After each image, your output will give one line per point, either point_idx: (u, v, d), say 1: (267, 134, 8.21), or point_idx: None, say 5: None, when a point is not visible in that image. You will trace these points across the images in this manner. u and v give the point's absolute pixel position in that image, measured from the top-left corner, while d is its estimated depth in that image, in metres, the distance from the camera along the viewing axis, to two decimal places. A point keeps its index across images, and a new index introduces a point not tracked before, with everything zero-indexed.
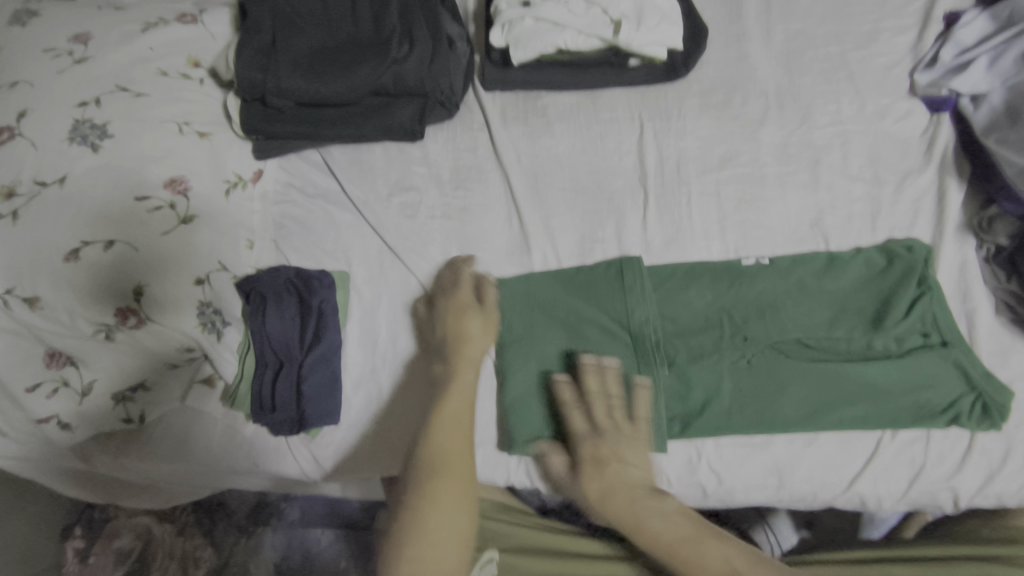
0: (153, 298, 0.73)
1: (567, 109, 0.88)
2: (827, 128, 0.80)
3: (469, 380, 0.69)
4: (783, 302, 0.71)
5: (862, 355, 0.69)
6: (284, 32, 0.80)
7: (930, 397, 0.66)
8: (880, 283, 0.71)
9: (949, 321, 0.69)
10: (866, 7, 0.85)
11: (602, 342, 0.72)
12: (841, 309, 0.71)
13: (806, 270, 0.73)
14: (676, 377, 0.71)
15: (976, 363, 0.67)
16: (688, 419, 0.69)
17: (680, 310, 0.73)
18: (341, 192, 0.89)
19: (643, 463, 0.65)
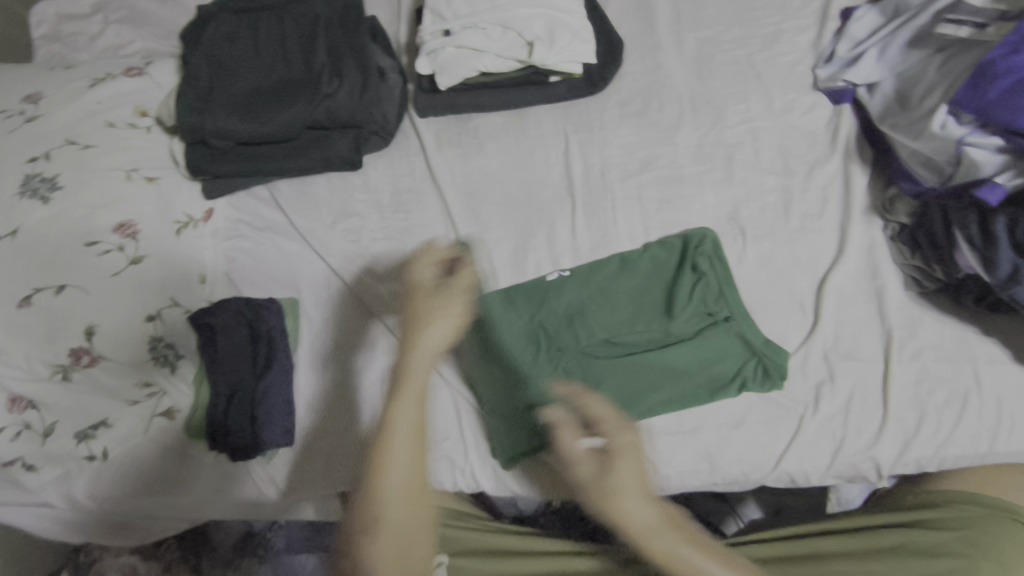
0: (105, 337, 0.76)
1: (496, 128, 0.92)
2: (738, 126, 0.85)
3: (407, 412, 0.51)
4: (589, 307, 0.77)
5: (663, 341, 0.74)
6: (221, 78, 0.86)
7: (720, 369, 0.72)
8: (665, 275, 0.78)
9: (736, 298, 0.75)
10: (769, 10, 0.90)
11: (441, 356, 0.78)
12: (637, 304, 0.76)
13: (603, 275, 0.79)
14: (506, 394, 0.74)
15: (754, 335, 0.73)
16: (519, 429, 0.73)
17: (503, 333, 0.77)
18: (288, 224, 0.93)
19: (626, 451, 0.50)
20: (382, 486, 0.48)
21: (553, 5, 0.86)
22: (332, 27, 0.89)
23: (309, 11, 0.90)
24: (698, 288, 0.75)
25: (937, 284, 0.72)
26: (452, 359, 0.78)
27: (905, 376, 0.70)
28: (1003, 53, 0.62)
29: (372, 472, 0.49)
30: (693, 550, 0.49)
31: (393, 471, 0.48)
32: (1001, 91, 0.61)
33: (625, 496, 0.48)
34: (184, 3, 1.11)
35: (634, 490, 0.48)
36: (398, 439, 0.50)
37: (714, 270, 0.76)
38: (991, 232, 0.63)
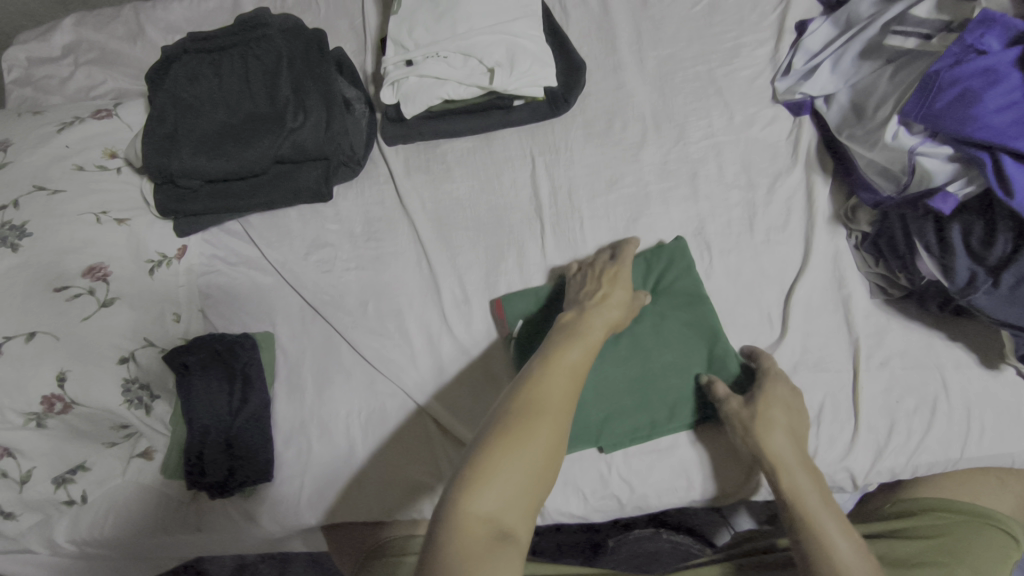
0: (77, 382, 0.75)
1: (464, 154, 0.93)
2: (701, 141, 0.85)
3: (573, 356, 0.60)
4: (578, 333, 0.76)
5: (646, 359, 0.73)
6: (185, 118, 0.86)
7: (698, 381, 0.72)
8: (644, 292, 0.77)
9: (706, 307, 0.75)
10: (728, 25, 0.91)
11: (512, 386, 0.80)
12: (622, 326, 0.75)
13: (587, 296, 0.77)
14: None
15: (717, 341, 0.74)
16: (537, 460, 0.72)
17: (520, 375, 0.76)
18: (262, 257, 0.94)
19: (800, 421, 0.67)
20: (519, 443, 0.51)
21: (512, 30, 0.87)
22: (295, 62, 0.89)
23: (272, 48, 0.89)
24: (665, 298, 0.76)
25: (902, 292, 0.72)
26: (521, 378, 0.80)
27: (875, 385, 0.70)
28: (945, 65, 0.63)
29: (519, 428, 0.52)
30: (817, 497, 0.60)
31: (543, 432, 0.52)
32: (946, 102, 0.62)
33: (770, 438, 0.64)
34: (153, 41, 1.12)
35: (781, 435, 0.64)
36: (546, 407, 0.54)
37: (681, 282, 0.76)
38: (948, 242, 0.64)
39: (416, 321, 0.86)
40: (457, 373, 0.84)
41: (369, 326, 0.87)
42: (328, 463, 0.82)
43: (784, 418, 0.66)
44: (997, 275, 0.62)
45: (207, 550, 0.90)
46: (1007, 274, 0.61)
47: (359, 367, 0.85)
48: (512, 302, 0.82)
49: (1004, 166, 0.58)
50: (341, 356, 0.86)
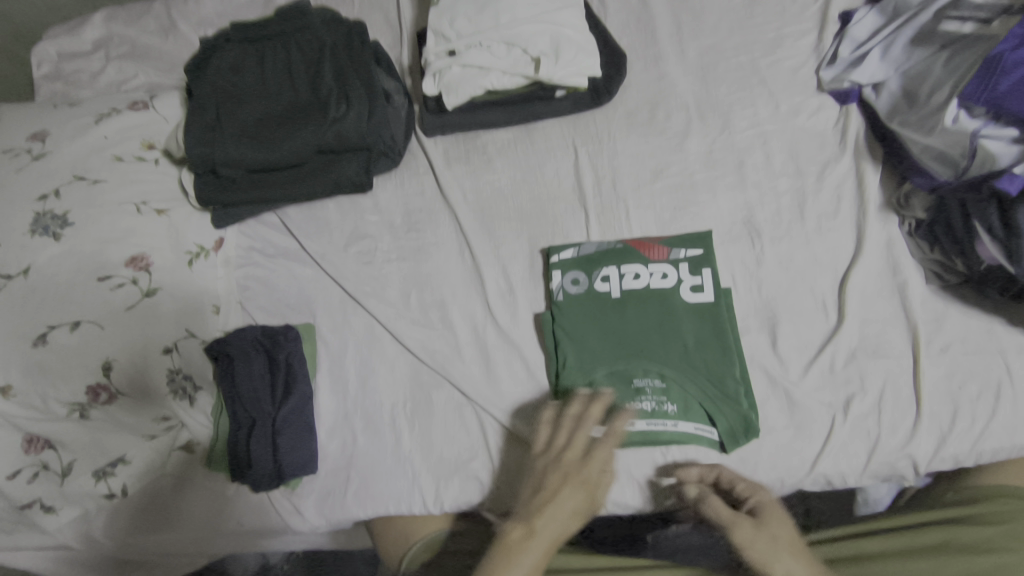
0: (123, 371, 0.75)
1: (505, 145, 0.92)
2: (746, 131, 0.85)
3: (531, 557, 0.59)
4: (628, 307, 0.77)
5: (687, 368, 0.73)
6: (227, 106, 0.85)
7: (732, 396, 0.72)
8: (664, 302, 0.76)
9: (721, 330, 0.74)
10: (770, 16, 0.91)
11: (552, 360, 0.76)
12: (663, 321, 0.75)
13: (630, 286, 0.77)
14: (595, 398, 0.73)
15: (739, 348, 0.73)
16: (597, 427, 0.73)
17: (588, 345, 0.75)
18: (301, 249, 0.93)
19: (790, 538, 0.61)
20: None
21: (556, 20, 0.87)
22: (337, 52, 0.89)
23: (315, 38, 0.89)
24: (691, 316, 0.75)
25: (958, 278, 0.72)
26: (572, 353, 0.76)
27: (936, 372, 0.70)
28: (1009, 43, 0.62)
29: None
30: None
31: None
32: (1012, 84, 0.62)
33: (778, 560, 0.59)
34: (185, 35, 1.11)
35: (783, 553, 0.59)
36: None
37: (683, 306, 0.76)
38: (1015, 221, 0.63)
39: (460, 313, 0.85)
40: (502, 364, 0.82)
41: (412, 317, 0.86)
42: (376, 456, 0.81)
43: (787, 555, 0.59)
44: None
45: (246, 543, 0.88)
46: None
47: (404, 358, 0.85)
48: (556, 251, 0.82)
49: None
50: (384, 348, 0.85)
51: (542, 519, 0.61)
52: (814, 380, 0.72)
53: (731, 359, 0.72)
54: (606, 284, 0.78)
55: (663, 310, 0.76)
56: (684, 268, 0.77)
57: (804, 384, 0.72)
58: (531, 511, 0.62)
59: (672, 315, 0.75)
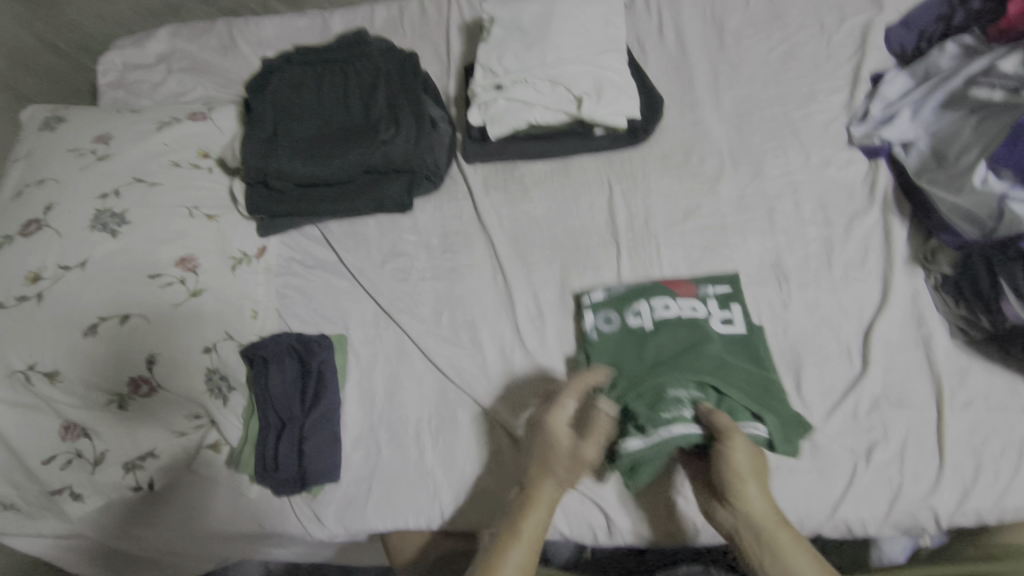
0: (165, 365, 0.77)
1: (542, 176, 0.96)
2: (777, 179, 0.88)
3: (531, 522, 0.65)
4: (661, 335, 0.77)
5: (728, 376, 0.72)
6: (284, 123, 0.90)
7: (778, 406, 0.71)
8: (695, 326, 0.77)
9: (756, 350, 0.76)
10: (803, 72, 0.95)
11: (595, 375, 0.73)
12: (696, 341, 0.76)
13: (663, 316, 0.79)
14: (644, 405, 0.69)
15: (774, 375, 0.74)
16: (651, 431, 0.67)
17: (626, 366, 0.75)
18: (340, 262, 0.96)
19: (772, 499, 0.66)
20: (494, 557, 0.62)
21: (600, 63, 0.92)
22: (391, 79, 0.94)
23: (372, 65, 0.95)
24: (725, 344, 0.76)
25: (983, 334, 0.74)
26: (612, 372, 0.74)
27: (959, 425, 0.71)
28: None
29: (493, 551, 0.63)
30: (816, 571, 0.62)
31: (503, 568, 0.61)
32: None
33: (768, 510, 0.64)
34: (244, 54, 1.18)
35: (767, 510, 0.64)
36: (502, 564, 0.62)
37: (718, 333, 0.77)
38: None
39: (490, 334, 0.87)
40: (527, 387, 0.84)
41: (442, 335, 0.88)
42: (397, 470, 0.82)
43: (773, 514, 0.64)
44: None
45: (262, 547, 0.89)
46: None
47: (432, 375, 0.86)
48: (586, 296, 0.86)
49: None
50: (413, 363, 0.88)
51: (542, 485, 0.67)
52: (836, 424, 0.73)
53: (768, 372, 0.74)
54: (638, 318, 0.80)
55: (696, 333, 0.77)
56: (713, 303, 0.80)
57: (827, 427, 0.73)
58: (529, 478, 0.68)
59: (706, 337, 0.76)
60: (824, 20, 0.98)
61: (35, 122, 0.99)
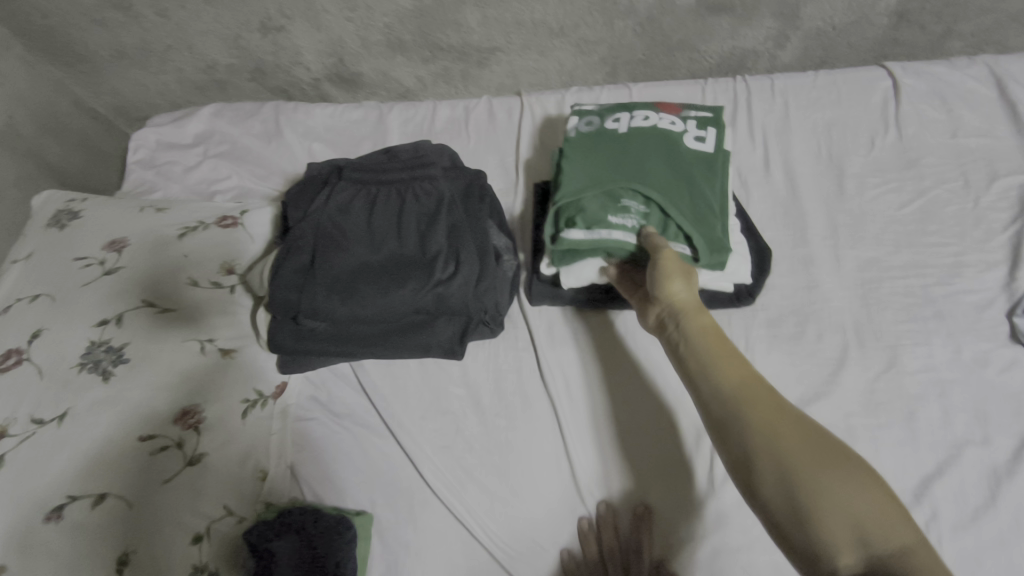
0: (140, 566, 0.61)
1: (622, 332, 0.81)
2: (918, 374, 0.71)
3: None
4: (636, 142, 0.80)
5: (675, 173, 0.77)
6: (323, 250, 0.75)
7: (715, 190, 0.76)
8: (669, 139, 0.80)
9: (711, 176, 0.78)
10: (946, 237, 0.79)
11: (569, 187, 0.77)
12: (664, 151, 0.79)
13: (644, 131, 0.81)
14: (588, 211, 0.75)
15: (719, 195, 0.76)
16: (581, 208, 0.75)
17: (583, 170, 0.79)
18: (372, 412, 0.80)
19: (746, 373, 0.53)
20: None
21: None
22: (455, 206, 0.80)
23: (434, 187, 0.82)
24: (694, 172, 0.77)
25: None
26: (579, 172, 0.79)
27: None
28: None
29: None
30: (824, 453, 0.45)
31: None
32: None
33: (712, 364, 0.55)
34: (287, 142, 1.06)
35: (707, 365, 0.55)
36: None
37: (686, 163, 0.78)
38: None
39: (550, 539, 0.72)
40: None
41: (491, 532, 0.72)
42: None
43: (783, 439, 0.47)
44: None
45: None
46: None
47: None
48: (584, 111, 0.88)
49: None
50: (453, 560, 0.72)
51: None
52: None
53: (714, 180, 0.77)
54: (616, 124, 0.84)
55: (662, 142, 0.80)
56: (692, 123, 0.83)
57: None
58: None
59: (670, 146, 0.80)
60: (970, 174, 0.83)
61: (45, 214, 0.87)
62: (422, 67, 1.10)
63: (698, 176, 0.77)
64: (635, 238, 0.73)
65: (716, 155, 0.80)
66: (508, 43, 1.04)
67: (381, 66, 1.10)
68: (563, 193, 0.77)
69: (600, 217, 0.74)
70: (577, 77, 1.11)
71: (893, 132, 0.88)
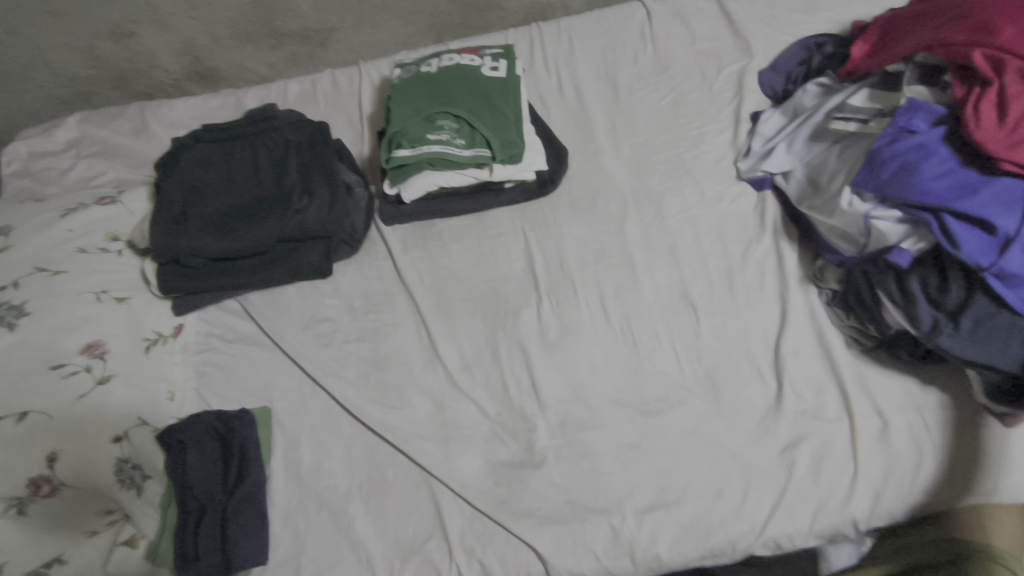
0: (68, 461, 0.73)
1: (460, 231, 0.98)
2: (677, 215, 0.94)
3: None
4: (444, 77, 0.98)
5: (477, 96, 0.96)
6: (193, 201, 0.90)
7: (510, 104, 0.96)
8: (470, 71, 0.98)
9: (506, 94, 0.96)
10: (691, 117, 1.03)
11: (394, 118, 0.94)
12: (467, 81, 0.97)
13: (449, 68, 0.99)
14: (410, 135, 0.92)
15: (513, 107, 0.95)
16: (404, 133, 0.92)
17: (404, 104, 0.96)
18: (261, 332, 0.95)
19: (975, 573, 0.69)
20: None
21: None
22: (301, 150, 0.96)
23: (281, 137, 0.97)
24: (490, 92, 0.96)
25: (873, 341, 0.81)
26: (400, 105, 0.95)
27: (868, 432, 0.77)
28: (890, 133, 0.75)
29: None
30: None
31: None
32: (891, 172, 0.72)
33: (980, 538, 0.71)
34: (156, 135, 1.18)
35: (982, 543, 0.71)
36: None
37: (485, 87, 0.97)
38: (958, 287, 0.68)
39: (420, 395, 0.87)
40: (459, 441, 0.83)
41: (371, 397, 0.87)
42: (326, 544, 0.79)
43: None
44: (956, 319, 0.68)
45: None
46: (965, 318, 0.68)
47: (360, 438, 0.86)
48: (405, 62, 1.06)
49: (993, 214, 0.65)
50: (341, 427, 0.87)
51: None
52: (753, 442, 0.78)
53: (509, 96, 0.96)
54: (429, 66, 1.01)
55: (464, 74, 0.98)
56: (489, 57, 1.01)
57: (745, 442, 0.78)
58: None
59: (472, 76, 0.98)
60: (705, 70, 1.07)
61: None
62: (271, 54, 1.25)
63: (495, 95, 0.96)
64: (449, 149, 0.91)
65: (508, 79, 0.98)
66: (341, 22, 1.21)
67: (234, 58, 1.24)
68: (391, 124, 0.93)
69: (420, 138, 0.92)
70: (409, 46, 1.29)
71: (650, 48, 1.11)
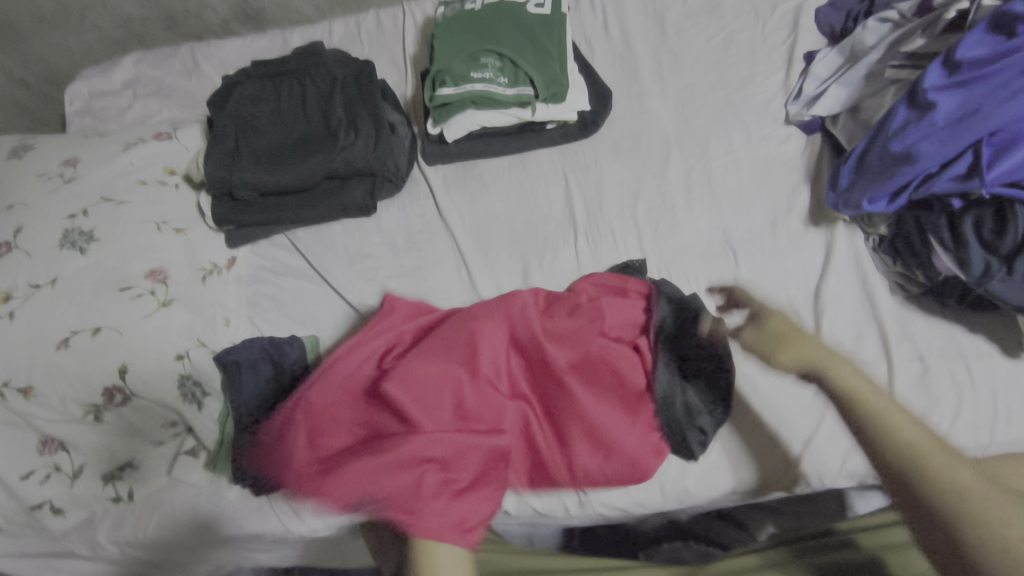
0: (136, 375, 0.79)
1: (501, 171, 0.99)
2: (721, 159, 0.93)
3: None
4: (488, 15, 0.96)
5: (521, 33, 0.94)
6: (245, 136, 0.93)
7: (556, 41, 0.94)
8: (515, 8, 0.97)
9: (550, 31, 0.95)
10: (741, 57, 1.00)
11: (437, 55, 0.93)
12: (512, 19, 0.95)
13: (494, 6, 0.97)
14: (452, 74, 0.92)
15: (557, 45, 0.94)
16: (445, 72, 0.92)
17: (447, 42, 0.95)
18: (308, 266, 0.99)
19: None
20: None
21: None
22: (347, 87, 0.98)
23: (327, 74, 0.99)
24: (534, 30, 0.95)
25: (919, 289, 0.80)
26: (443, 43, 0.95)
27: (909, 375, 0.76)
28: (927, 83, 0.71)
29: None
30: None
31: None
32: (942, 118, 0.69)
33: None
34: (207, 76, 1.21)
35: None
36: None
37: (529, 24, 0.95)
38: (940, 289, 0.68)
39: None
40: None
41: None
42: None
43: None
44: (1010, 263, 0.67)
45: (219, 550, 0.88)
46: (1019, 261, 0.66)
47: None
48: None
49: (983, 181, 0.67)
50: None
51: None
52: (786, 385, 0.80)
53: (553, 34, 0.95)
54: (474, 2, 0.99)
55: (509, 13, 0.96)
56: None
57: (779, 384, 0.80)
58: None
59: (517, 14, 0.96)
60: (758, 8, 1.03)
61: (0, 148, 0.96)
62: None
63: (539, 32, 0.94)
64: (491, 87, 0.91)
65: (553, 17, 0.96)
66: None
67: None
68: (435, 62, 0.93)
69: (463, 78, 0.92)
70: None
71: None
